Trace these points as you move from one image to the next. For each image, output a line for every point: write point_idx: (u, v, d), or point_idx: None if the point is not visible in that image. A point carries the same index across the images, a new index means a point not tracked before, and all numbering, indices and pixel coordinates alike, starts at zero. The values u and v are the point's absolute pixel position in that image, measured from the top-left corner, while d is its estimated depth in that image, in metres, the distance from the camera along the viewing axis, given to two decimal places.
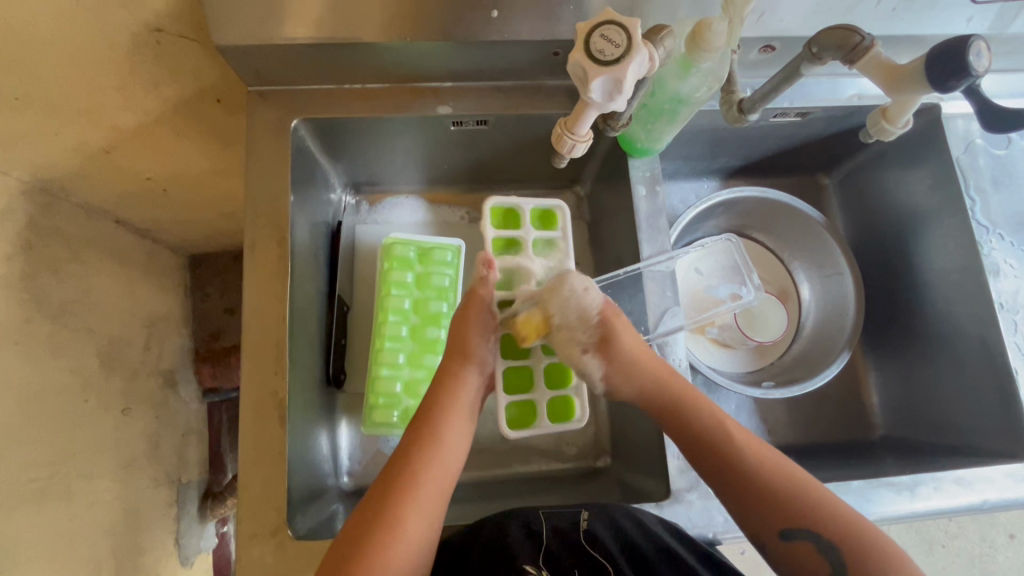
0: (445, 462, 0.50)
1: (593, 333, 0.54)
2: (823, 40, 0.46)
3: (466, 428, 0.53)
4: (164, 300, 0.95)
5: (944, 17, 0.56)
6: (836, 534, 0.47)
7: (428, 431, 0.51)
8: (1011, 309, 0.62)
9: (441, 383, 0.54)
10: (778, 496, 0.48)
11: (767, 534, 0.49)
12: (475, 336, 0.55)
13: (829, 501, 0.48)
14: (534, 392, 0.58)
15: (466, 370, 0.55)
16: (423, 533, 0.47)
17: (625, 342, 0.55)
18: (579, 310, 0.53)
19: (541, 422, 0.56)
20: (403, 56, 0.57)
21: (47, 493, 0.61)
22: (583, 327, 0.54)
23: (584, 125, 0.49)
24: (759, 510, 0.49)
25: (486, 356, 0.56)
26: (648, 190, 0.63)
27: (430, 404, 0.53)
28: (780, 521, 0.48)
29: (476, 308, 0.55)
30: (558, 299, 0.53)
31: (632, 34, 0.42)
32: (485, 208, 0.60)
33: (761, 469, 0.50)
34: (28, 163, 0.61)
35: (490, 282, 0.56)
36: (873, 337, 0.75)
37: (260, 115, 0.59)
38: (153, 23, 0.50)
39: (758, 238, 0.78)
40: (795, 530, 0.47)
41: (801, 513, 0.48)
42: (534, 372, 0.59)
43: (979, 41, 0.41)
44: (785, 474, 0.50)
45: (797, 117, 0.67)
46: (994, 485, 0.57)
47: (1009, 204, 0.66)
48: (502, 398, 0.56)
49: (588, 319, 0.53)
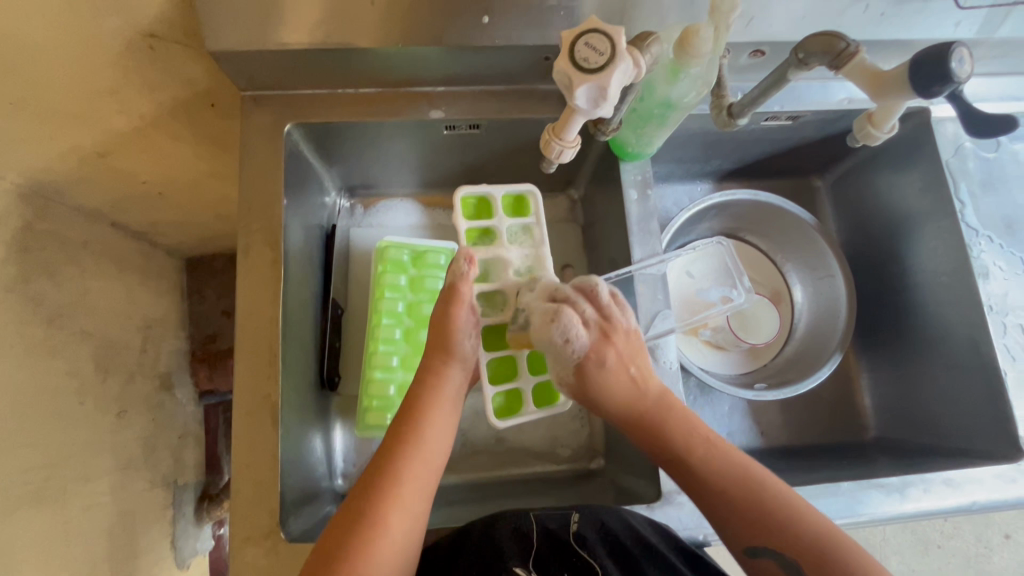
0: (428, 459, 0.50)
1: (569, 376, 0.54)
2: (810, 46, 0.46)
3: (448, 424, 0.54)
4: (161, 302, 0.96)
5: (932, 22, 0.57)
6: (803, 552, 0.45)
7: (410, 428, 0.51)
8: (1000, 311, 0.62)
9: (423, 381, 0.54)
10: (746, 511, 0.47)
11: (734, 547, 0.48)
12: (458, 334, 0.54)
13: (800, 517, 0.46)
14: (519, 379, 0.57)
15: (449, 367, 0.55)
16: (406, 532, 0.47)
17: (601, 387, 0.54)
18: (557, 358, 0.53)
19: (527, 409, 0.56)
20: (396, 60, 0.58)
21: (43, 495, 0.61)
22: (558, 368, 0.54)
23: (572, 131, 0.50)
24: (726, 522, 0.48)
25: (467, 352, 0.55)
26: (640, 194, 0.63)
27: (412, 401, 0.53)
28: (743, 537, 0.47)
29: (458, 304, 0.54)
30: (539, 339, 0.52)
31: (616, 43, 0.43)
32: (456, 199, 0.58)
33: (727, 483, 0.49)
34: (24, 168, 0.62)
35: (469, 278, 0.54)
36: (865, 339, 0.76)
37: (254, 119, 0.60)
38: (147, 29, 0.51)
39: (750, 240, 0.79)
40: (758, 548, 0.47)
41: (767, 530, 0.46)
42: (517, 359, 0.57)
43: (962, 47, 0.41)
44: (756, 488, 0.48)
45: (788, 120, 0.67)
46: (983, 486, 0.57)
47: (998, 206, 0.66)
48: (487, 389, 0.54)
49: (564, 365, 0.53)
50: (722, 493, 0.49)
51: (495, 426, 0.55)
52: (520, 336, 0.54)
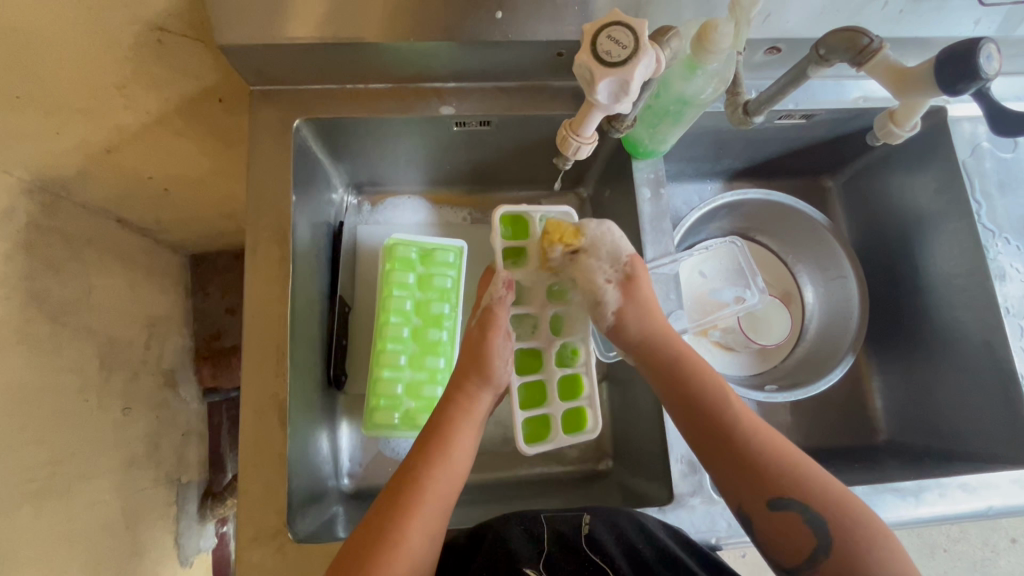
0: (451, 478, 0.49)
1: (620, 269, 0.55)
2: (831, 41, 0.45)
3: (473, 447, 0.52)
4: (165, 298, 0.95)
5: (951, 20, 0.56)
6: (826, 509, 0.44)
7: (438, 446, 0.50)
8: (1018, 314, 0.61)
9: (453, 400, 0.53)
10: (770, 469, 0.47)
11: (754, 505, 0.46)
12: (495, 361, 0.53)
13: (819, 480, 0.46)
14: (548, 405, 0.56)
15: (481, 392, 0.54)
16: (427, 550, 0.46)
17: (647, 287, 0.55)
18: (609, 249, 0.55)
19: (555, 436, 0.55)
20: (406, 57, 0.57)
21: (47, 493, 0.61)
22: (610, 261, 0.55)
23: (589, 127, 0.49)
24: (743, 481, 0.47)
25: (502, 379, 0.55)
26: (653, 192, 0.62)
27: (442, 422, 0.52)
28: (767, 491, 0.46)
29: (496, 331, 0.54)
30: (592, 232, 0.54)
31: (639, 36, 0.42)
32: (495, 216, 0.56)
33: (752, 439, 0.48)
34: (28, 163, 0.61)
35: (506, 302, 0.55)
36: (877, 341, 0.75)
37: (262, 115, 0.59)
38: (155, 22, 0.50)
39: (761, 240, 0.78)
40: (783, 501, 0.45)
41: (789, 486, 0.46)
42: (547, 385, 0.57)
43: (990, 44, 0.40)
44: (776, 446, 0.48)
45: (802, 118, 0.66)
46: (1000, 491, 0.57)
47: (1014, 207, 0.65)
48: (518, 414, 0.54)
49: (619, 257, 0.55)
50: (747, 448, 0.48)
51: (525, 453, 0.54)
52: (567, 226, 0.54)
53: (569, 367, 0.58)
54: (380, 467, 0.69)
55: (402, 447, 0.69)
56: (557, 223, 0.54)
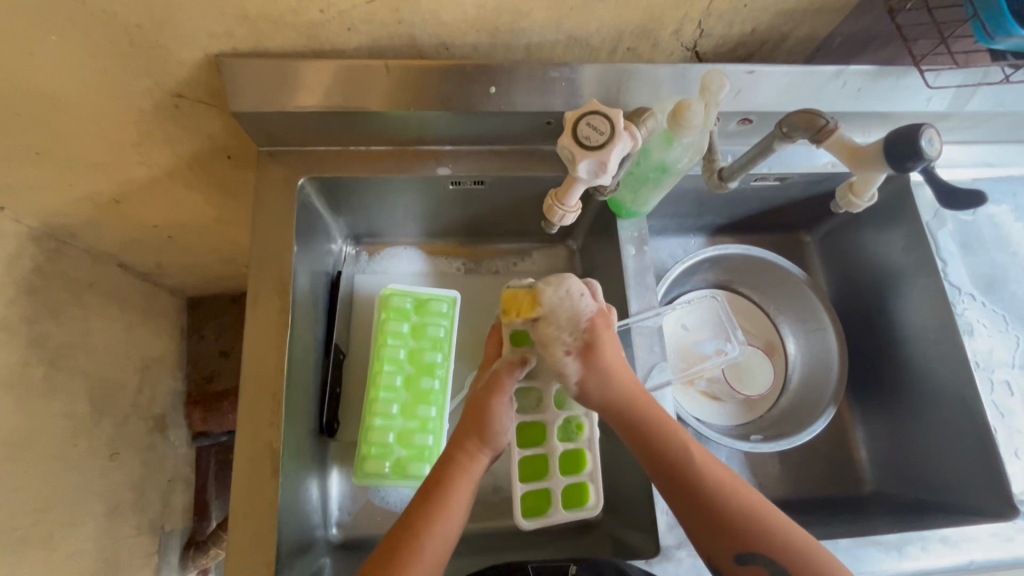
0: (448, 533, 0.49)
1: (579, 336, 0.52)
2: (793, 121, 0.49)
3: (466, 509, 0.52)
4: (160, 341, 0.96)
5: (906, 96, 0.61)
6: (793, 562, 0.45)
7: (436, 494, 0.51)
8: (986, 367, 0.64)
9: (451, 457, 0.53)
10: (734, 520, 0.47)
11: (722, 556, 0.47)
12: (497, 423, 0.54)
13: (783, 530, 0.46)
14: (549, 480, 0.59)
15: (480, 452, 0.54)
16: None
17: (608, 351, 0.52)
18: (571, 315, 0.52)
19: (555, 512, 0.58)
20: (405, 123, 0.61)
21: (29, 540, 0.60)
22: (570, 328, 0.52)
23: (573, 196, 0.52)
24: (715, 531, 0.47)
25: (500, 441, 0.55)
26: (637, 249, 0.66)
27: (443, 479, 0.52)
28: (733, 544, 0.46)
29: (500, 395, 0.55)
30: (550, 300, 0.51)
31: (616, 123, 0.47)
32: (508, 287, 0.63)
33: (719, 489, 0.48)
34: (41, 212, 0.64)
35: (517, 373, 0.56)
36: (859, 393, 0.77)
37: (269, 174, 0.63)
38: (174, 89, 0.54)
39: (743, 292, 0.81)
40: (750, 555, 0.46)
41: (759, 538, 0.46)
42: (550, 459, 0.60)
43: (930, 128, 0.45)
44: (742, 494, 0.48)
45: (775, 180, 0.71)
46: (980, 544, 0.57)
47: (977, 266, 0.68)
48: (517, 488, 0.58)
49: (578, 323, 0.52)
50: (714, 500, 0.47)
51: (523, 526, 0.57)
52: (524, 296, 0.52)
53: (573, 442, 0.61)
54: (370, 516, 0.69)
55: (391, 496, 0.69)
56: (514, 295, 0.53)
